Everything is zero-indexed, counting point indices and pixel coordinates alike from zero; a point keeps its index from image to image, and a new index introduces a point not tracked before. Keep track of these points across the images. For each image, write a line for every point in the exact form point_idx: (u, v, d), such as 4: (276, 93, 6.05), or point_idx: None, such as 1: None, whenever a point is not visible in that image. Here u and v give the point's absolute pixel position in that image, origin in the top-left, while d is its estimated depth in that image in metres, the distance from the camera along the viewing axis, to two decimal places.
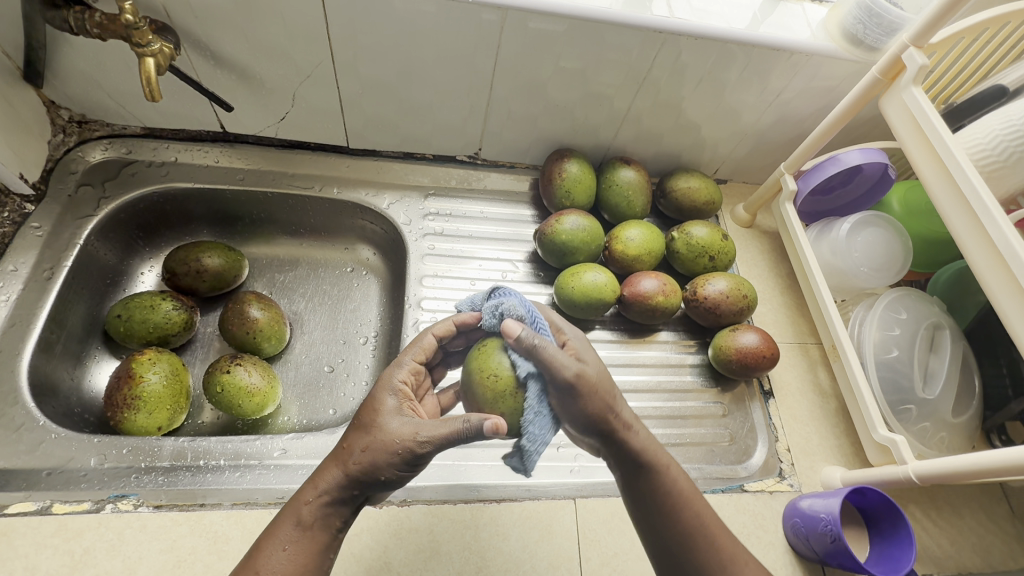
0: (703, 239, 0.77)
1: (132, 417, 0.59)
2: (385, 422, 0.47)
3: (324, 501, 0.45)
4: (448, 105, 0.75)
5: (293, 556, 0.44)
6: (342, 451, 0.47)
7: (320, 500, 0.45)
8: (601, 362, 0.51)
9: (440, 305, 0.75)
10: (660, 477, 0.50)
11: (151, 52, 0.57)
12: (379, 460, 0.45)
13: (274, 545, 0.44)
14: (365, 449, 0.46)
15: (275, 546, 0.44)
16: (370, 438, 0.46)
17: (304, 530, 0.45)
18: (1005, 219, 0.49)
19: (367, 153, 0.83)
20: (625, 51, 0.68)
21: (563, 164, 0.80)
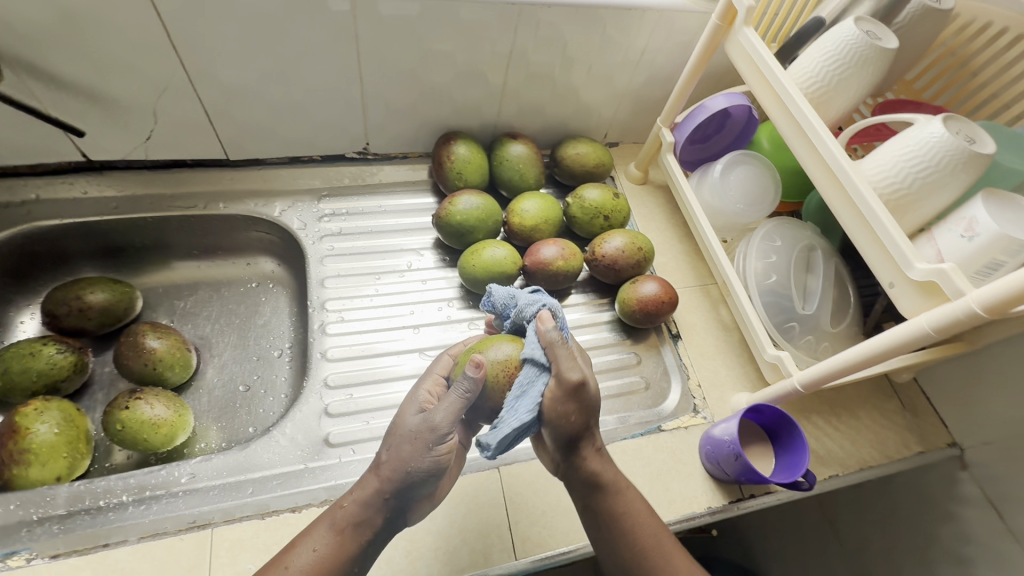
0: (596, 201, 0.80)
1: (24, 472, 0.55)
2: (408, 424, 0.51)
3: (360, 502, 0.50)
4: (322, 102, 0.74)
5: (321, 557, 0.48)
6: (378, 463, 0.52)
7: (354, 510, 0.50)
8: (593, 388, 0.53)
9: (347, 304, 0.74)
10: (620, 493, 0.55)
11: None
12: (410, 454, 0.50)
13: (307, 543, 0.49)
14: (395, 451, 0.51)
15: (308, 545, 0.48)
16: (405, 442, 0.51)
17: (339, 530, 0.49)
18: (830, 135, 0.54)
19: (249, 162, 0.80)
20: (485, 25, 0.69)
21: (451, 146, 0.80)
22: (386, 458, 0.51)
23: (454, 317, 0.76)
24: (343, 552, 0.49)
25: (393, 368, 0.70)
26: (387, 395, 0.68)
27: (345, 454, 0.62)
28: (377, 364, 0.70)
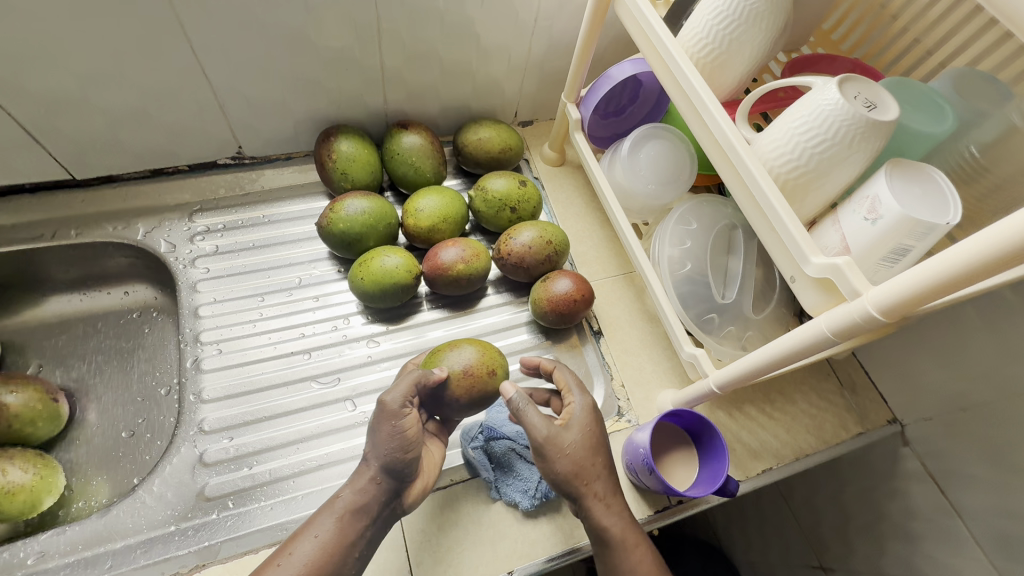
0: (500, 191, 0.72)
1: None
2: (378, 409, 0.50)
3: (354, 490, 0.48)
4: (168, 106, 0.64)
5: (321, 544, 0.46)
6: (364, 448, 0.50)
7: (350, 502, 0.47)
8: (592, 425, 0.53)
9: (227, 333, 0.66)
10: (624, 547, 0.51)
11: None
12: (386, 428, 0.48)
13: (307, 534, 0.46)
14: (374, 434, 0.49)
15: (309, 534, 0.46)
16: (379, 423, 0.48)
17: (341, 519, 0.47)
18: (719, 107, 0.47)
19: (103, 180, 0.70)
20: (339, 2, 0.60)
21: (332, 143, 0.71)
22: (370, 442, 0.49)
23: (350, 335, 0.68)
24: (344, 540, 0.46)
25: (279, 403, 0.63)
26: (272, 434, 0.61)
27: (224, 508, 0.56)
28: (260, 399, 0.63)
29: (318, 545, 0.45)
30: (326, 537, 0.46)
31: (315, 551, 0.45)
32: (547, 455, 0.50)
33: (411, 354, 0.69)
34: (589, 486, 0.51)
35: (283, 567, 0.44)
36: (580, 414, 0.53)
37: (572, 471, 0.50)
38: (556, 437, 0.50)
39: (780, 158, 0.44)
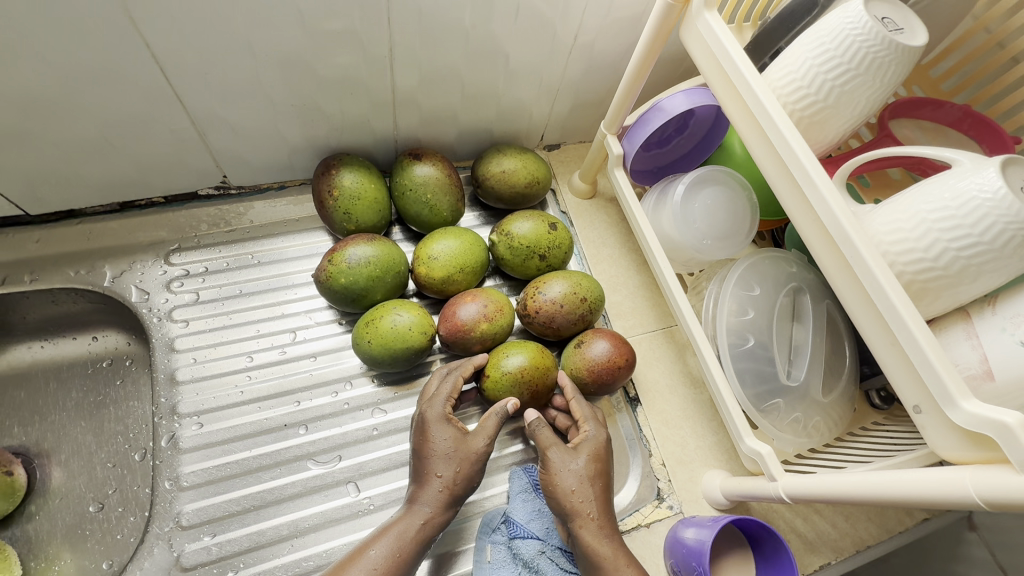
0: (527, 236, 0.63)
1: None
2: (474, 445, 0.51)
3: (422, 507, 0.49)
4: (136, 136, 0.54)
5: (385, 562, 0.46)
6: (431, 470, 0.50)
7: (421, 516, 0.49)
8: (606, 437, 0.55)
9: (210, 400, 0.57)
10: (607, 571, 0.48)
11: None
12: (473, 464, 0.51)
13: (381, 543, 0.47)
14: (460, 466, 0.50)
15: (373, 551, 0.46)
16: (476, 462, 0.51)
17: (410, 535, 0.48)
18: (827, 182, 0.37)
19: (63, 215, 0.60)
20: (342, 18, 0.49)
21: (332, 177, 0.61)
22: (449, 465, 0.50)
23: (349, 404, 0.59)
24: (403, 560, 0.47)
25: (267, 490, 0.54)
26: (260, 529, 0.52)
27: None
28: (246, 485, 0.54)
29: (384, 560, 0.46)
30: (390, 553, 0.46)
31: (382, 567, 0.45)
32: (550, 478, 0.51)
33: None
34: (580, 509, 0.50)
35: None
36: (593, 432, 0.54)
37: (571, 491, 0.50)
38: (561, 455, 0.52)
39: (906, 254, 0.35)
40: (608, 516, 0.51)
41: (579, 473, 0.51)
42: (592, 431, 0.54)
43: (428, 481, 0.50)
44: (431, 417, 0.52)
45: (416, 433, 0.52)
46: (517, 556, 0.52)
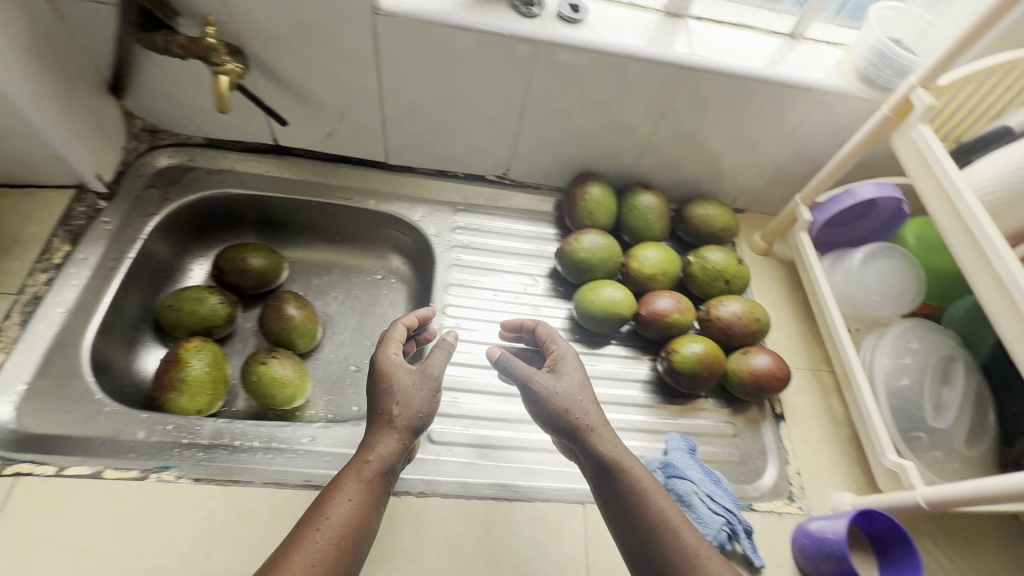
0: (719, 263, 0.81)
1: (177, 400, 0.64)
2: (421, 394, 0.55)
3: (384, 452, 0.52)
4: (481, 129, 0.81)
5: (359, 501, 0.50)
6: (380, 420, 0.54)
7: (374, 464, 0.52)
8: (584, 373, 0.60)
9: (465, 312, 0.80)
10: (623, 476, 0.54)
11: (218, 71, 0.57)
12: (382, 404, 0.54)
13: (342, 497, 0.50)
14: (409, 402, 0.54)
15: (342, 497, 0.50)
16: (397, 418, 0.54)
17: (371, 479, 0.51)
18: (1004, 246, 0.52)
19: (403, 169, 0.88)
20: (649, 84, 0.73)
21: (586, 187, 0.85)
22: (382, 412, 0.54)
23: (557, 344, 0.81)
24: (371, 502, 0.50)
25: (494, 383, 0.74)
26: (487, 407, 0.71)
27: (444, 453, 0.66)
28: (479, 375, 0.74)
29: (353, 510, 0.49)
30: (362, 500, 0.50)
31: (352, 515, 0.49)
32: (550, 395, 0.57)
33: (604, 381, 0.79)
34: (582, 422, 0.56)
35: (321, 535, 0.47)
36: (567, 360, 0.61)
37: (578, 406, 0.57)
38: (552, 376, 0.59)
39: None
40: (608, 429, 0.57)
41: (569, 390, 0.58)
42: (562, 349, 0.62)
43: (381, 440, 0.53)
44: (390, 361, 0.57)
45: (375, 381, 0.56)
46: (674, 490, 0.65)
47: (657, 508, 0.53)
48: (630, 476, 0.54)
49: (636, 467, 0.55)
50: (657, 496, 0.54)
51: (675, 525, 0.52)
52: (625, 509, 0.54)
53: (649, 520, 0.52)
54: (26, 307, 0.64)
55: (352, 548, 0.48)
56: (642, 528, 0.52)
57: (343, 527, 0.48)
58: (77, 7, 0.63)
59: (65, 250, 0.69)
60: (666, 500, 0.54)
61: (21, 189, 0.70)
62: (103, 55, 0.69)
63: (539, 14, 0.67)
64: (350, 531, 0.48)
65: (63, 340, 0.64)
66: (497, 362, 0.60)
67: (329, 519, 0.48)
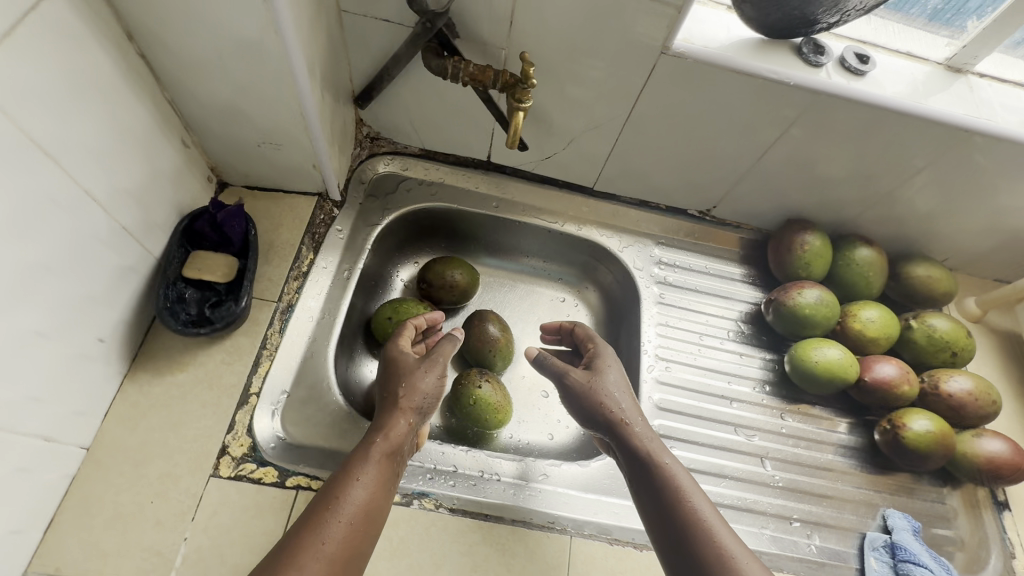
0: (947, 332, 0.76)
1: None
2: (427, 378, 0.61)
3: (387, 436, 0.55)
4: (707, 168, 0.78)
5: (370, 481, 0.51)
6: (398, 403, 0.58)
7: (384, 443, 0.54)
8: (621, 373, 0.66)
9: (673, 356, 0.78)
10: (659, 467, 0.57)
11: (528, 109, 0.57)
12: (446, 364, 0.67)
13: (361, 481, 0.50)
14: (417, 389, 0.60)
15: (359, 482, 0.50)
16: (411, 401, 0.59)
17: (387, 458, 0.53)
18: None
19: (606, 196, 0.86)
20: (918, 142, 0.68)
21: (805, 235, 0.81)
22: (404, 394, 0.59)
23: (765, 401, 0.77)
24: (384, 482, 0.52)
25: (707, 435, 0.73)
26: (703, 460, 0.70)
27: None
28: (693, 425, 0.73)
29: (369, 492, 0.50)
30: (376, 485, 0.51)
31: (365, 498, 0.49)
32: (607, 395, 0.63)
33: (816, 441, 0.75)
34: (620, 412, 0.62)
35: (341, 518, 0.47)
36: (613, 369, 0.66)
37: (610, 406, 0.62)
38: (605, 364, 0.66)
39: None
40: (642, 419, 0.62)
41: (619, 384, 0.64)
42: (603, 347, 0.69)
43: (395, 425, 0.56)
44: (405, 359, 0.63)
45: (408, 370, 0.61)
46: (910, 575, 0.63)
47: (694, 509, 0.53)
48: (667, 476, 0.56)
49: (673, 461, 0.57)
50: (693, 496, 0.54)
51: (710, 529, 0.51)
52: (664, 510, 0.54)
53: (693, 527, 0.51)
54: (284, 315, 0.65)
55: (372, 522, 0.49)
56: (679, 528, 0.52)
57: (359, 512, 0.49)
58: (362, 23, 0.62)
59: (310, 258, 0.70)
60: (703, 497, 0.54)
61: (270, 194, 0.71)
62: (363, 68, 0.69)
63: (825, 63, 0.63)
64: (370, 515, 0.49)
65: (313, 351, 0.65)
66: (538, 357, 0.71)
67: (349, 501, 0.49)
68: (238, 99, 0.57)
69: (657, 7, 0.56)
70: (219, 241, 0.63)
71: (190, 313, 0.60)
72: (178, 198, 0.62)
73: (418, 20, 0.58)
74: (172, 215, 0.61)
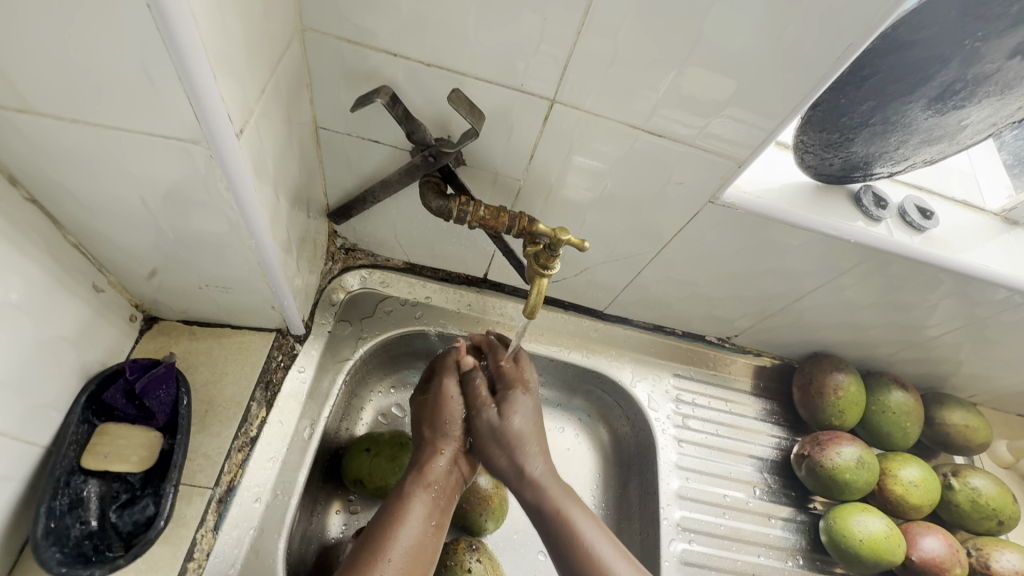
0: (990, 495, 0.68)
1: None
2: (454, 410, 0.58)
3: (442, 472, 0.55)
4: (737, 302, 0.68)
5: (424, 525, 0.51)
6: (433, 441, 0.57)
7: (429, 486, 0.54)
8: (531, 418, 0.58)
9: (692, 519, 0.68)
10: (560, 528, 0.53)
11: (552, 273, 0.48)
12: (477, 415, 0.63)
13: (410, 523, 0.50)
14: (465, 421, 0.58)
15: (408, 527, 0.50)
16: (446, 436, 0.57)
17: (432, 501, 0.53)
18: None
19: (618, 319, 0.75)
20: (971, 298, 0.61)
21: (837, 376, 0.71)
22: (436, 432, 0.58)
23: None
24: (434, 521, 0.52)
25: None
26: None
27: None
28: None
29: (415, 535, 0.50)
30: (423, 522, 0.51)
31: (416, 538, 0.50)
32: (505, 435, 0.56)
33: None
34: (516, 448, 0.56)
35: (388, 563, 0.47)
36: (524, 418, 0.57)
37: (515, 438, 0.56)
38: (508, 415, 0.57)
39: None
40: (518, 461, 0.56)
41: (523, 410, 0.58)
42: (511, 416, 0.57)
43: (432, 462, 0.56)
44: (449, 393, 0.59)
45: (432, 403, 0.59)
46: None
47: (614, 573, 0.50)
48: (569, 523, 0.53)
49: (575, 507, 0.54)
50: (599, 547, 0.52)
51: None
52: (562, 552, 0.53)
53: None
54: (220, 505, 0.50)
55: (421, 566, 0.49)
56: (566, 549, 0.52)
57: (410, 551, 0.48)
58: (343, 141, 0.50)
59: (262, 415, 0.56)
60: (603, 540, 0.53)
61: (214, 330, 0.57)
62: (341, 185, 0.56)
63: (885, 218, 0.56)
64: (421, 548, 0.49)
65: (259, 551, 0.50)
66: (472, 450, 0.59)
67: (398, 542, 0.49)
68: (172, 243, 0.43)
69: (707, 157, 0.47)
70: (139, 413, 0.48)
71: (85, 524, 0.44)
72: (84, 358, 0.47)
73: (417, 149, 0.47)
74: (75, 381, 0.46)
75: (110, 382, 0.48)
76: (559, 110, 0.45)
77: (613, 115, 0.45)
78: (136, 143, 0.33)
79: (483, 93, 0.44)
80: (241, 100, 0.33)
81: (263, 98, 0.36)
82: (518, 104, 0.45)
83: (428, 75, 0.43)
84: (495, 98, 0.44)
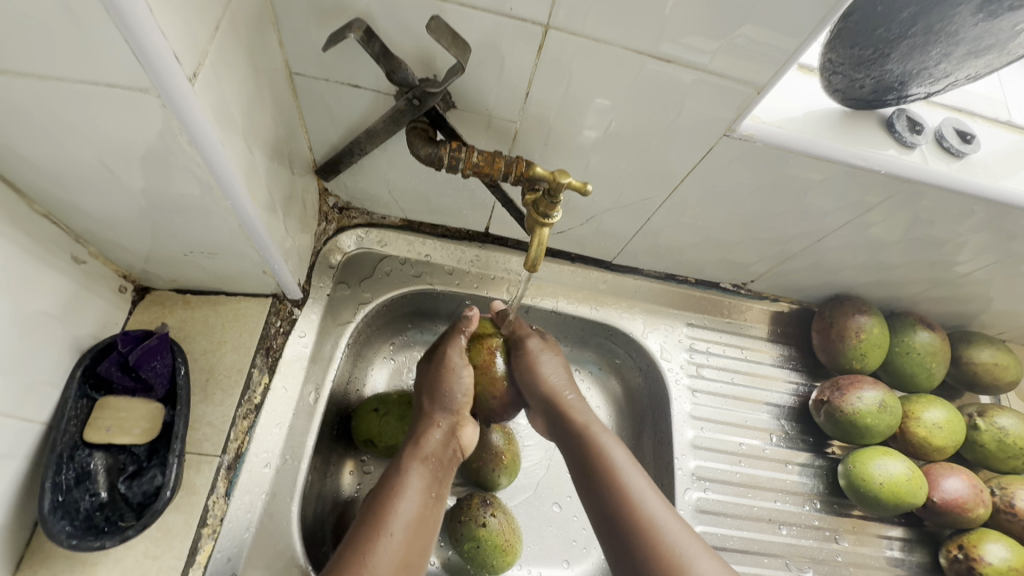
0: (1017, 433, 0.66)
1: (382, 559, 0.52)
2: (458, 385, 0.56)
3: (439, 442, 0.54)
4: (753, 246, 0.64)
5: (420, 500, 0.50)
6: (428, 412, 0.55)
7: (426, 458, 0.53)
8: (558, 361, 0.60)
9: (708, 467, 0.67)
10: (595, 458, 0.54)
11: (554, 222, 0.46)
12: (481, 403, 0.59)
13: (407, 496, 0.50)
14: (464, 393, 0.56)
15: (406, 499, 0.49)
16: (443, 408, 0.55)
17: (429, 471, 0.52)
18: None
19: (627, 269, 0.71)
20: (1010, 230, 0.57)
21: (860, 319, 0.68)
22: (434, 404, 0.55)
23: (817, 522, 0.68)
24: (431, 493, 0.51)
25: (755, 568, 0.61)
26: None
27: None
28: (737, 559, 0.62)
29: (417, 507, 0.49)
30: (423, 495, 0.50)
31: (413, 511, 0.49)
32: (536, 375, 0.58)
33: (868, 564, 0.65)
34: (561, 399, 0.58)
35: (392, 536, 0.47)
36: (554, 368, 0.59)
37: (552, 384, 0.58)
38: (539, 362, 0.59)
39: None
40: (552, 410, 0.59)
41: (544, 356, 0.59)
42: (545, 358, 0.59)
43: (427, 435, 0.54)
44: (453, 362, 0.56)
45: (439, 378, 0.56)
46: None
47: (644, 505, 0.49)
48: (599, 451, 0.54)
49: (606, 436, 0.55)
50: (630, 476, 0.52)
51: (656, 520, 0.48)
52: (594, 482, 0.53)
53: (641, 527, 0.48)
54: (231, 471, 0.50)
55: (424, 537, 0.49)
56: (596, 486, 0.52)
57: (412, 523, 0.48)
58: (320, 88, 0.46)
59: (264, 382, 0.55)
60: (635, 469, 0.52)
61: (208, 297, 0.55)
62: (326, 138, 0.52)
63: (920, 144, 0.51)
64: (421, 526, 0.49)
65: (272, 514, 0.51)
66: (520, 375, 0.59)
67: (398, 516, 0.48)
68: (148, 209, 0.41)
69: (721, 85, 0.42)
70: (137, 385, 0.47)
71: (94, 496, 0.44)
72: (75, 332, 0.46)
73: (401, 93, 0.43)
74: (68, 356, 0.45)
75: (104, 354, 0.47)
76: (554, 38, 0.40)
77: (613, 40, 0.40)
78: (79, 95, 0.30)
79: (467, 20, 0.39)
80: (187, 38, 0.29)
81: (218, 39, 0.32)
82: (507, 34, 0.40)
83: (405, 4, 0.38)
84: (481, 28, 0.40)
